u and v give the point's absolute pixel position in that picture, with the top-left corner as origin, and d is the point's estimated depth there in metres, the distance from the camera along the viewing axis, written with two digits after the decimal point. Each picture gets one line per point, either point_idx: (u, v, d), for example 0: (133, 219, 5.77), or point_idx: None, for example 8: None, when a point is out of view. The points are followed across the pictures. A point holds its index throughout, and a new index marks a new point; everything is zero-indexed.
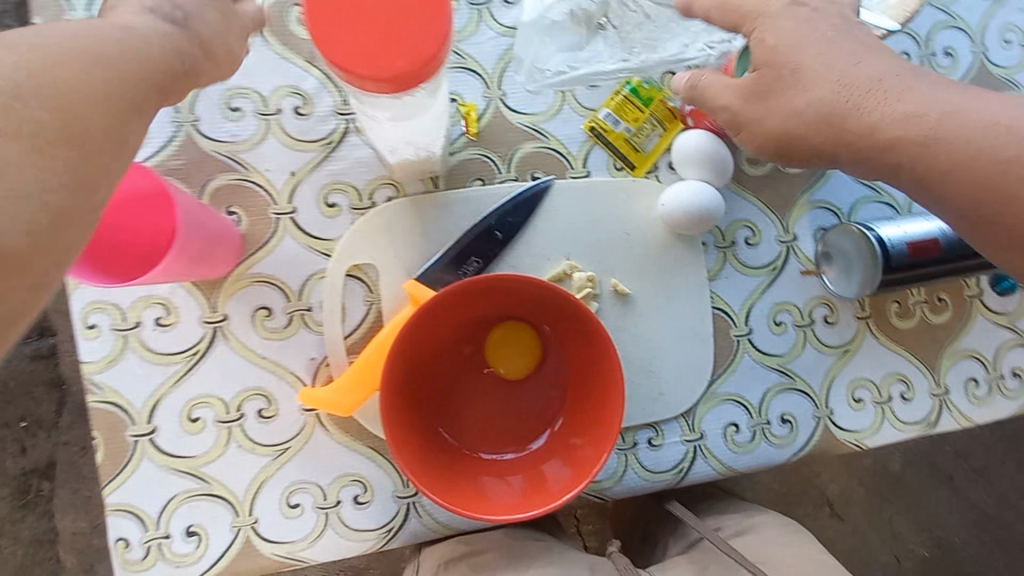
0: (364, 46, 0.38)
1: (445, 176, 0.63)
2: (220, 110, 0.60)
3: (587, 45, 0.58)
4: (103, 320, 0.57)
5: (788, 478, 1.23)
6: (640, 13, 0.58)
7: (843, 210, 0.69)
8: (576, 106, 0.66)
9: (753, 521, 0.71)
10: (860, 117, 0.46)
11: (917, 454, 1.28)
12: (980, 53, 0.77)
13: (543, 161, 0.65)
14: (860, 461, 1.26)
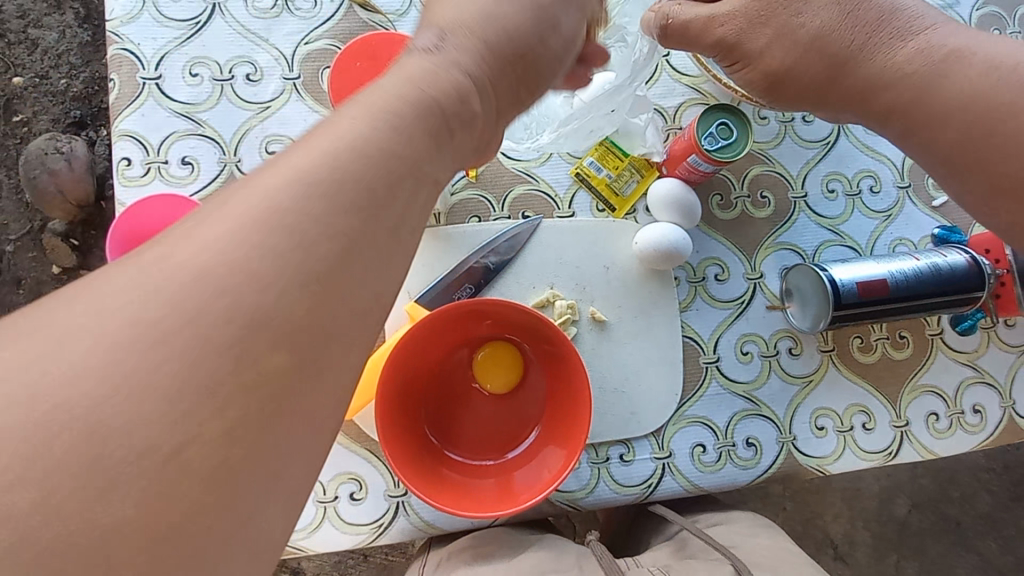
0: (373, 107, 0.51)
1: (446, 213, 0.72)
2: (259, 153, 0.70)
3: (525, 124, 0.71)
4: None
5: (790, 517, 1.24)
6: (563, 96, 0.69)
7: (807, 252, 0.76)
8: (564, 154, 0.75)
9: (728, 513, 0.79)
10: (862, 65, 0.55)
11: (924, 499, 1.27)
12: None
13: (533, 202, 0.74)
14: (863, 504, 1.26)
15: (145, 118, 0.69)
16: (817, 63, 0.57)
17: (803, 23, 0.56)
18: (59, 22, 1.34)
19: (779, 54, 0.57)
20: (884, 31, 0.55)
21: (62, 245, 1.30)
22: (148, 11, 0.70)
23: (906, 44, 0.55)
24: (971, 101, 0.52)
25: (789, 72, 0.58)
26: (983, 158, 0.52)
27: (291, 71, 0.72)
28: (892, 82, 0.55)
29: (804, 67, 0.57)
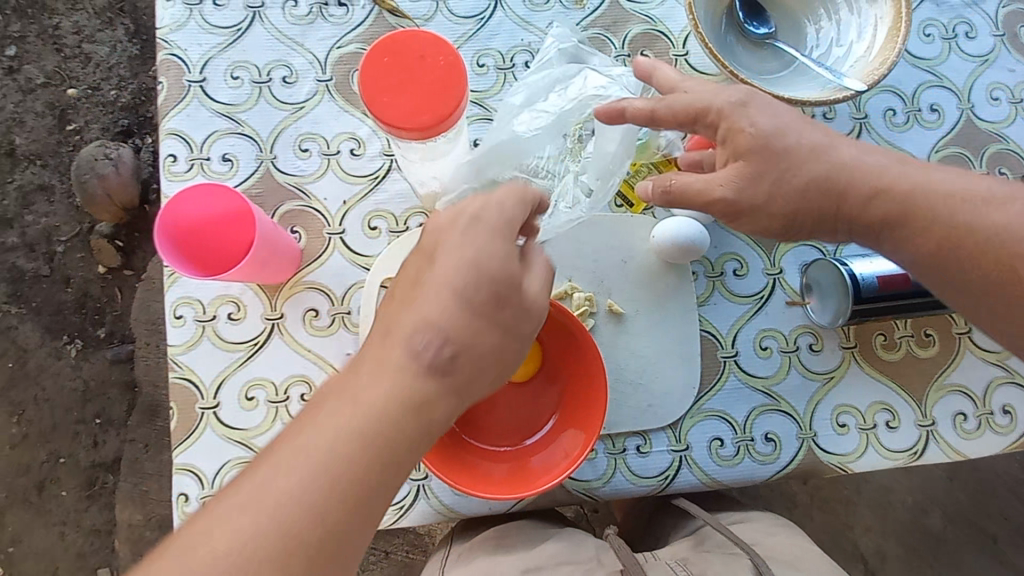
0: (397, 104, 0.49)
1: None
2: (293, 151, 0.74)
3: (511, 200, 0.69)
4: (188, 312, 0.70)
5: (817, 528, 1.21)
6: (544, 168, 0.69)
7: (828, 248, 0.76)
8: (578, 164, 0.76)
9: (748, 512, 0.79)
10: (857, 207, 0.57)
11: (958, 513, 1.23)
12: (968, 109, 0.81)
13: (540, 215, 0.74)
14: (895, 517, 1.22)
15: (190, 118, 0.74)
16: (819, 205, 0.57)
17: (793, 171, 0.57)
18: (111, 37, 1.43)
19: (785, 201, 0.58)
20: (861, 173, 0.57)
21: (107, 245, 1.37)
22: (195, 19, 0.75)
23: (884, 182, 0.56)
24: (958, 232, 0.54)
25: (801, 213, 0.58)
26: (995, 292, 0.53)
27: (324, 73, 0.76)
28: (885, 218, 0.56)
29: (811, 208, 0.58)
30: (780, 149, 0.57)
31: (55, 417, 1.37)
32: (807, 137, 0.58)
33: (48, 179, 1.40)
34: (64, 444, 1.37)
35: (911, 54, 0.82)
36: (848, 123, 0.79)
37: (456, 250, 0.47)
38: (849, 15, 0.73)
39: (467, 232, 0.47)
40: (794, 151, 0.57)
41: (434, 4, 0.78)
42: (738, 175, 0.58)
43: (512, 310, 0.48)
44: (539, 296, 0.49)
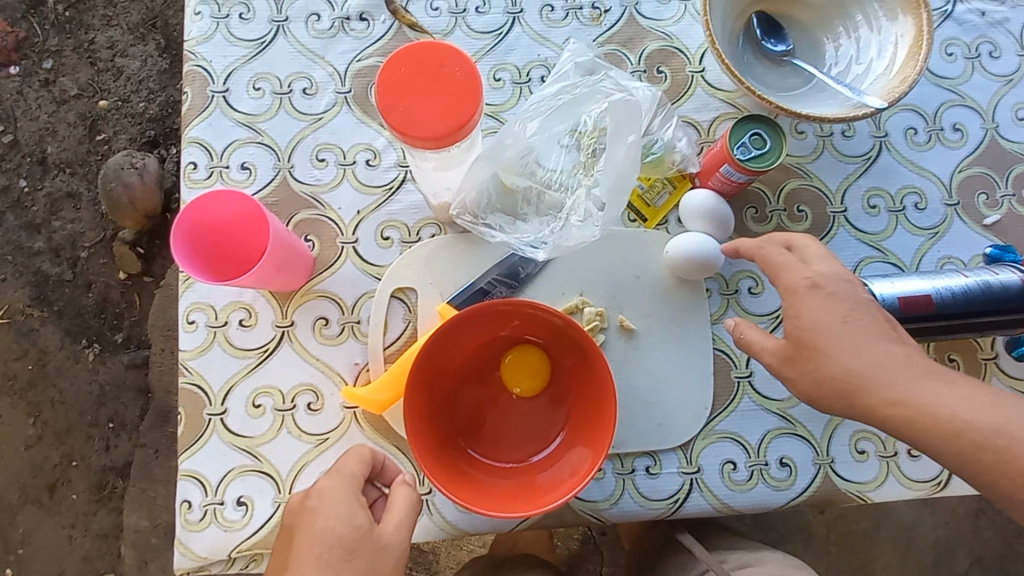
0: (412, 113, 0.49)
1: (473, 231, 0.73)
2: (311, 161, 0.75)
3: (525, 214, 0.70)
4: (200, 317, 0.71)
5: (835, 564, 1.16)
6: (561, 179, 0.70)
7: (847, 269, 0.74)
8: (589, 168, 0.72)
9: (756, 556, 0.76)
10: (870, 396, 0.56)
11: (986, 552, 1.17)
12: (992, 129, 0.79)
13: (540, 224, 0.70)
14: (920, 556, 1.17)
15: (212, 127, 0.75)
16: (836, 390, 0.57)
17: (817, 358, 0.58)
18: (143, 52, 1.48)
19: (807, 383, 0.59)
20: (889, 369, 0.56)
21: (128, 252, 1.40)
22: (221, 32, 0.77)
23: (911, 382, 0.55)
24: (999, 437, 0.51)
25: (818, 395, 0.58)
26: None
27: (344, 86, 0.77)
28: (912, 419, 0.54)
29: (829, 392, 0.57)
30: (818, 344, 0.58)
31: (70, 420, 1.39)
32: (851, 328, 0.58)
33: (76, 187, 1.44)
34: (77, 446, 1.38)
35: (933, 72, 0.80)
36: (867, 141, 0.78)
37: (321, 512, 0.53)
38: (869, 33, 0.73)
39: (324, 493, 0.54)
40: (830, 338, 0.58)
41: (453, 20, 0.79)
42: (779, 348, 0.61)
43: (367, 556, 0.52)
44: (395, 533, 0.54)
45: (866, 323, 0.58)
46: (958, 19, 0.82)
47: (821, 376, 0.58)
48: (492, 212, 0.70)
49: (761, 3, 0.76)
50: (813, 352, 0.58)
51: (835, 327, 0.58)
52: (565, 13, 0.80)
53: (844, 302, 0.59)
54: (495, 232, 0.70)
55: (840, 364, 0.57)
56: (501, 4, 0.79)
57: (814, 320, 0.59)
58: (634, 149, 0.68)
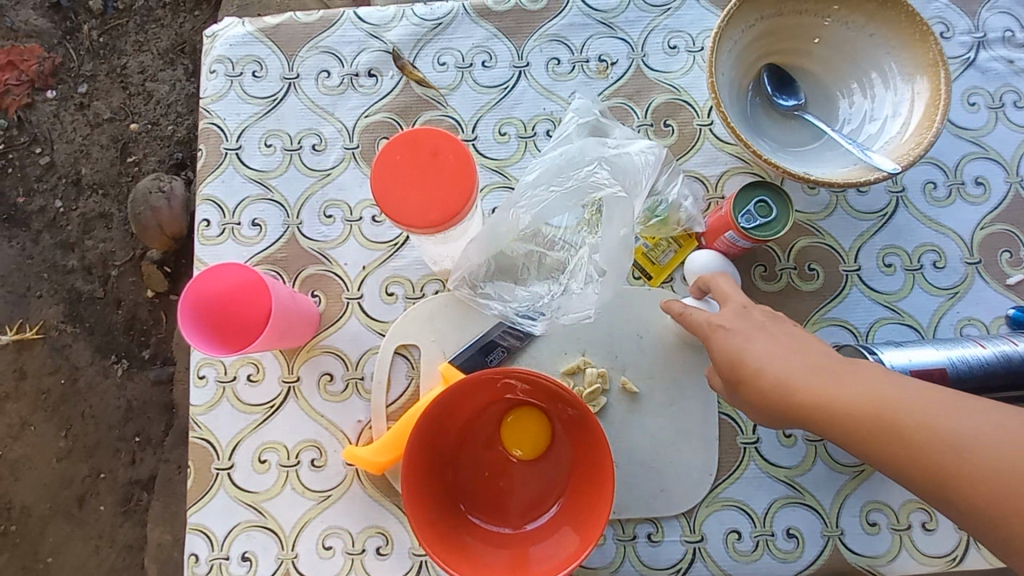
0: (408, 203, 0.50)
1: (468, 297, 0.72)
2: (318, 216, 0.77)
3: (524, 276, 0.69)
4: (210, 372, 0.73)
5: None
6: (561, 242, 0.68)
7: (860, 330, 0.72)
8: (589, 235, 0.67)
9: None
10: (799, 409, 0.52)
11: None
12: (1017, 183, 0.76)
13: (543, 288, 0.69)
14: None
15: (225, 184, 0.77)
16: (769, 409, 0.55)
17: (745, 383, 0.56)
18: (171, 77, 1.54)
19: (750, 405, 0.57)
20: (794, 377, 0.53)
21: (156, 270, 1.44)
22: (235, 89, 0.79)
23: (817, 382, 0.52)
24: (905, 418, 0.48)
25: (761, 415, 0.56)
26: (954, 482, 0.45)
27: (352, 141, 0.78)
28: (828, 423, 0.51)
29: (765, 412, 0.55)
30: (730, 374, 0.58)
31: (99, 434, 1.44)
32: (755, 351, 0.56)
33: (108, 208, 1.50)
34: (104, 461, 1.43)
35: (954, 124, 0.77)
36: (883, 197, 0.76)
37: None
38: (884, 91, 0.71)
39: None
40: (738, 365, 0.57)
41: (460, 74, 0.80)
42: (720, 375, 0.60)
43: None
44: None
45: (763, 341, 0.56)
46: (981, 66, 0.79)
47: (742, 400, 0.58)
48: (490, 279, 0.70)
49: (772, 56, 0.74)
50: (733, 385, 0.58)
51: (738, 355, 0.57)
52: (571, 66, 0.80)
53: (745, 329, 0.58)
54: (493, 303, 0.71)
55: (752, 389, 0.56)
56: (508, 58, 0.80)
57: (725, 353, 0.58)
58: (629, 241, 0.64)
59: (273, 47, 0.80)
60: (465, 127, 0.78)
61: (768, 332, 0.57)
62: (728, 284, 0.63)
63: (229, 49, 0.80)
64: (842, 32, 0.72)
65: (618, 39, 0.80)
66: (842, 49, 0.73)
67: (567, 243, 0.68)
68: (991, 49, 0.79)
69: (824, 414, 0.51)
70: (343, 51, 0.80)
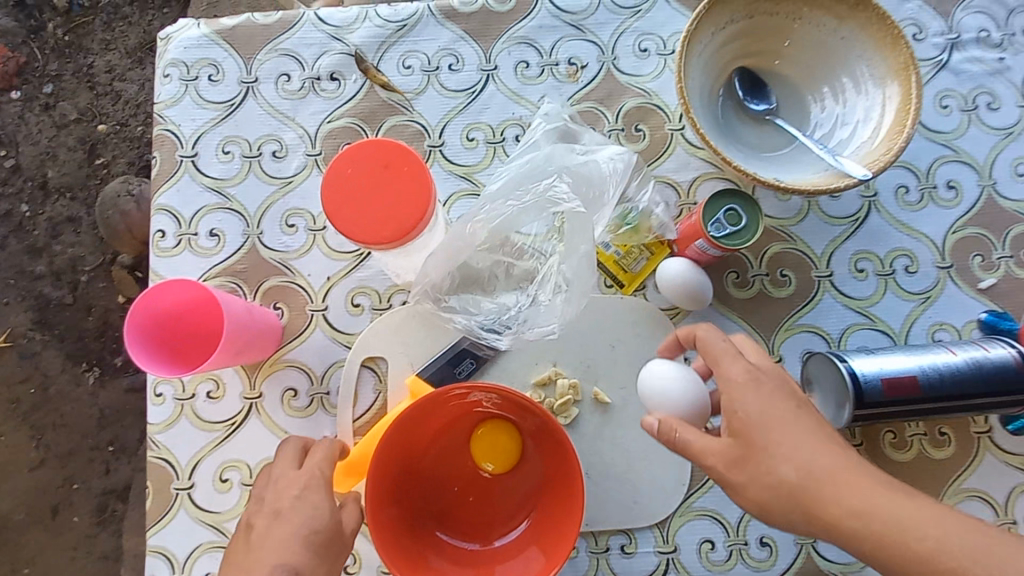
0: (361, 217, 0.48)
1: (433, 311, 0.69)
2: (279, 226, 0.74)
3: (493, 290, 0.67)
4: (168, 389, 0.70)
5: None
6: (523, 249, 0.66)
7: (832, 336, 0.72)
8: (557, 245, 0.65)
9: None
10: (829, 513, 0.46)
11: None
12: (989, 186, 0.76)
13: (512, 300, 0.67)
14: None
15: (181, 193, 0.74)
16: (791, 501, 0.47)
17: (771, 465, 0.48)
18: (140, 76, 1.49)
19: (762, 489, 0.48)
20: (825, 475, 0.47)
21: (127, 276, 1.41)
22: (190, 94, 0.76)
23: (857, 488, 0.46)
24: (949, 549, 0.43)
25: (772, 507, 0.48)
26: None
27: (314, 148, 0.76)
28: (858, 532, 0.45)
29: (782, 503, 0.48)
30: (753, 447, 0.49)
31: (72, 442, 1.39)
32: (791, 442, 0.48)
33: (76, 212, 1.45)
34: (78, 469, 1.38)
35: (925, 127, 0.77)
36: (856, 202, 0.75)
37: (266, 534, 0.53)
38: (855, 95, 0.70)
39: (302, 497, 0.54)
40: (772, 446, 0.49)
41: (426, 78, 0.77)
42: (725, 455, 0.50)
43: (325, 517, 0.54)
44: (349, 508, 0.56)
45: (807, 421, 0.50)
46: (954, 68, 0.78)
47: (748, 487, 0.49)
48: (454, 292, 0.67)
49: (744, 59, 0.73)
50: (747, 461, 0.49)
51: (776, 432, 0.49)
52: (540, 69, 0.78)
53: (786, 396, 0.50)
54: (457, 316, 0.68)
55: (776, 479, 0.48)
56: (475, 61, 0.78)
57: (756, 422, 0.50)
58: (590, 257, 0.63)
59: (230, 50, 0.77)
60: (432, 133, 0.76)
61: (803, 426, 0.49)
62: (752, 345, 0.56)
63: (184, 52, 0.77)
64: (813, 35, 0.71)
65: (588, 41, 0.78)
66: (813, 53, 0.72)
67: (536, 253, 0.66)
68: (962, 51, 0.79)
69: (858, 522, 0.45)
70: (304, 53, 0.78)
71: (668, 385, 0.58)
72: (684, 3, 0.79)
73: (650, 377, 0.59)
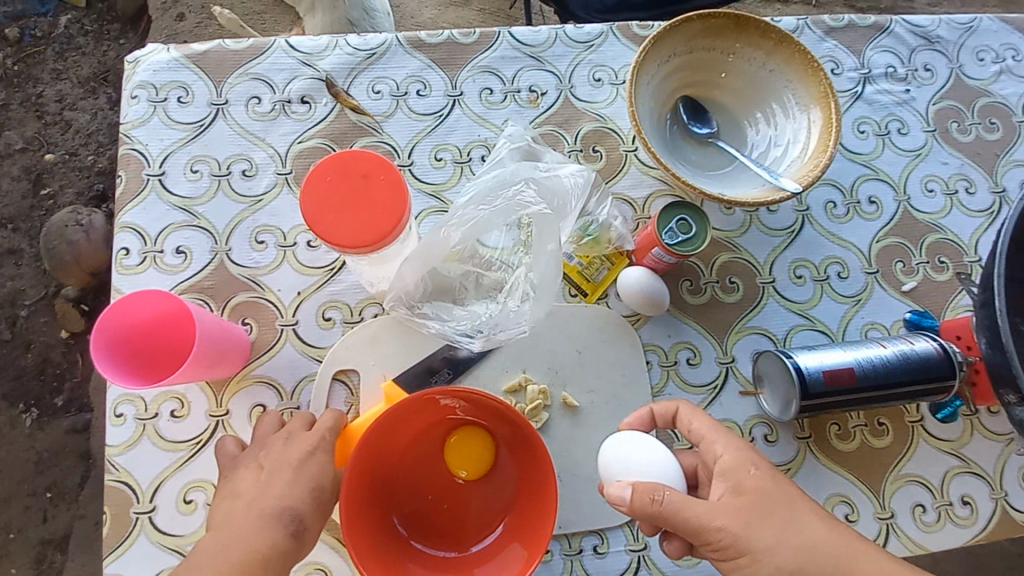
0: (340, 222, 0.50)
1: (407, 319, 0.71)
2: (249, 242, 0.75)
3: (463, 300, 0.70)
4: (129, 410, 0.68)
5: None
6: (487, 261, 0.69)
7: (778, 337, 0.77)
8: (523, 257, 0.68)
9: None
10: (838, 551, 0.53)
11: None
12: (905, 201, 0.85)
13: (482, 308, 0.69)
14: None
15: (147, 211, 0.74)
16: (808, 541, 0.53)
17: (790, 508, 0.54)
18: (93, 105, 1.47)
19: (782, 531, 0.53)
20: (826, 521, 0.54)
21: (71, 309, 1.35)
22: (158, 115, 0.77)
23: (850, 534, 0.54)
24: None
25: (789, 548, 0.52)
26: None
27: (285, 167, 0.77)
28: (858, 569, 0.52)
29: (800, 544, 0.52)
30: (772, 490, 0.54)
31: (5, 490, 1.28)
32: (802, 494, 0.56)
33: (18, 243, 1.39)
34: (11, 520, 1.27)
35: (847, 149, 0.87)
36: (791, 215, 0.83)
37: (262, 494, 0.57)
38: (785, 119, 0.79)
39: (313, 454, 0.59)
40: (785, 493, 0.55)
41: (394, 102, 0.81)
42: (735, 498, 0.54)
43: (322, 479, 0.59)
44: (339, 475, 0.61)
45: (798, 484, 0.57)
46: (868, 99, 0.89)
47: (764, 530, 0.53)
48: (427, 299, 0.70)
49: (687, 88, 0.81)
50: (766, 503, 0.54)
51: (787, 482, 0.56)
52: (503, 95, 0.83)
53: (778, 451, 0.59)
54: (431, 322, 0.70)
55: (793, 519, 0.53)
56: (441, 87, 0.82)
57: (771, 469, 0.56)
58: (555, 259, 0.67)
59: (200, 73, 0.79)
60: (401, 153, 0.80)
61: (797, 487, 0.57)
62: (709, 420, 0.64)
63: (152, 75, 0.79)
64: (745, 67, 0.80)
65: (546, 71, 0.85)
66: (746, 82, 0.80)
67: (502, 264, 0.69)
68: (873, 84, 0.90)
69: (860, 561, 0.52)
70: (274, 78, 0.80)
71: (637, 451, 0.57)
72: (631, 38, 0.87)
73: (615, 445, 0.59)
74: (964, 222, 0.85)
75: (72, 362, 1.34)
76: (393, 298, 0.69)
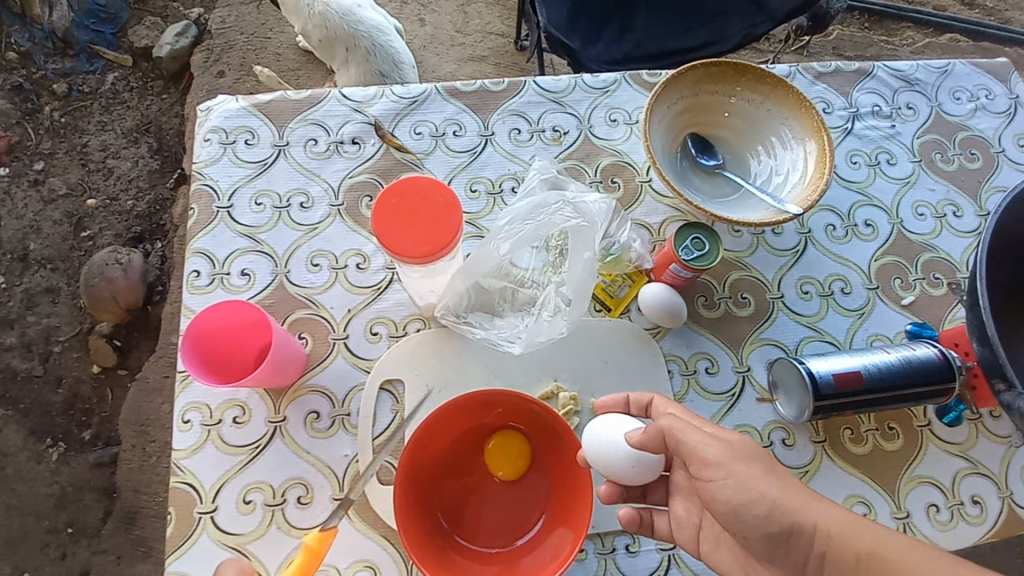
0: (404, 236, 0.58)
1: (450, 327, 0.79)
2: (305, 265, 0.83)
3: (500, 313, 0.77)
4: (196, 416, 0.75)
5: None
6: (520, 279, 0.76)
7: (790, 347, 0.84)
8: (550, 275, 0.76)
9: None
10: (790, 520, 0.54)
11: None
12: (898, 224, 0.93)
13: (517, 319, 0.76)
14: None
15: (215, 238, 0.83)
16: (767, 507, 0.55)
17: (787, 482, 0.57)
18: (135, 154, 1.59)
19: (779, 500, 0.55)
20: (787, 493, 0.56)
21: (104, 345, 1.41)
22: (227, 155, 0.87)
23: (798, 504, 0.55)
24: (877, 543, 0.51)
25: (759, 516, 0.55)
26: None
27: (337, 199, 0.87)
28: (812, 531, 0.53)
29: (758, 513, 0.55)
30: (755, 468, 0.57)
31: (25, 526, 1.31)
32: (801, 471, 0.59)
33: (56, 282, 1.47)
34: (29, 557, 1.30)
35: (842, 178, 0.96)
36: (794, 237, 0.91)
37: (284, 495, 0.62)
38: (784, 151, 0.88)
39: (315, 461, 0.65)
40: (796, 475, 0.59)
41: (434, 141, 0.91)
42: None
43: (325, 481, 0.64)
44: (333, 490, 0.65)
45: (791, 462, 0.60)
46: (858, 134, 0.99)
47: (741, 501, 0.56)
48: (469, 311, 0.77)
49: (693, 126, 0.91)
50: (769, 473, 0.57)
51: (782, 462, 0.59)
52: (530, 135, 0.93)
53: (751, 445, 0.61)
54: (475, 329, 0.77)
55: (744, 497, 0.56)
56: (475, 128, 0.93)
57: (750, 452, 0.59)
58: (590, 264, 0.75)
59: (264, 119, 0.90)
60: None
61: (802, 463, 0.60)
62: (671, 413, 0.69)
63: (222, 121, 0.89)
64: (746, 107, 0.90)
65: (568, 114, 0.95)
66: (747, 120, 0.90)
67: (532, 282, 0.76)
68: (862, 121, 1.00)
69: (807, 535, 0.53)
70: (329, 123, 0.91)
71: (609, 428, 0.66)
72: (642, 84, 0.98)
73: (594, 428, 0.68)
74: (955, 242, 0.93)
75: (103, 396, 1.40)
76: (442, 306, 0.77)
